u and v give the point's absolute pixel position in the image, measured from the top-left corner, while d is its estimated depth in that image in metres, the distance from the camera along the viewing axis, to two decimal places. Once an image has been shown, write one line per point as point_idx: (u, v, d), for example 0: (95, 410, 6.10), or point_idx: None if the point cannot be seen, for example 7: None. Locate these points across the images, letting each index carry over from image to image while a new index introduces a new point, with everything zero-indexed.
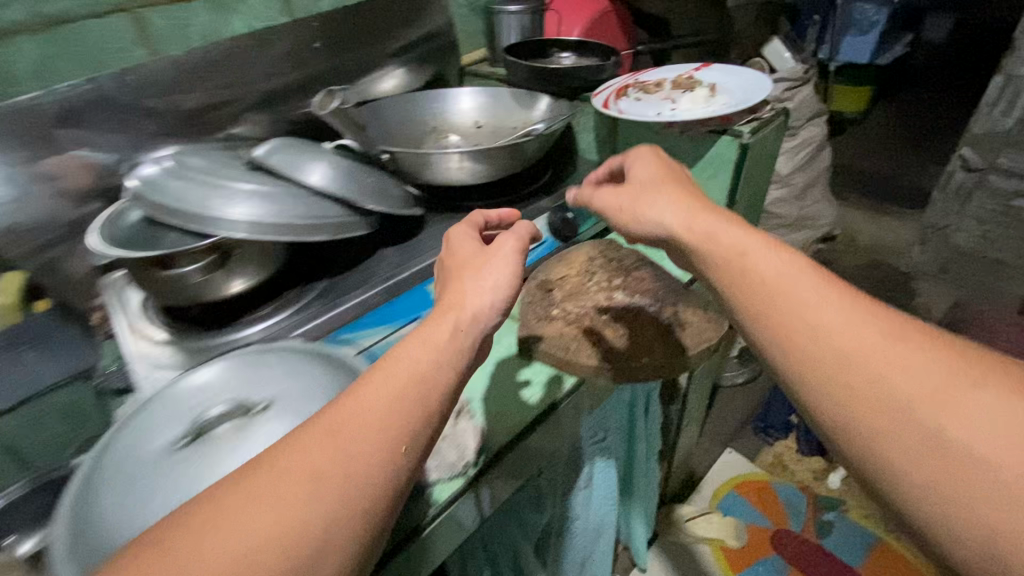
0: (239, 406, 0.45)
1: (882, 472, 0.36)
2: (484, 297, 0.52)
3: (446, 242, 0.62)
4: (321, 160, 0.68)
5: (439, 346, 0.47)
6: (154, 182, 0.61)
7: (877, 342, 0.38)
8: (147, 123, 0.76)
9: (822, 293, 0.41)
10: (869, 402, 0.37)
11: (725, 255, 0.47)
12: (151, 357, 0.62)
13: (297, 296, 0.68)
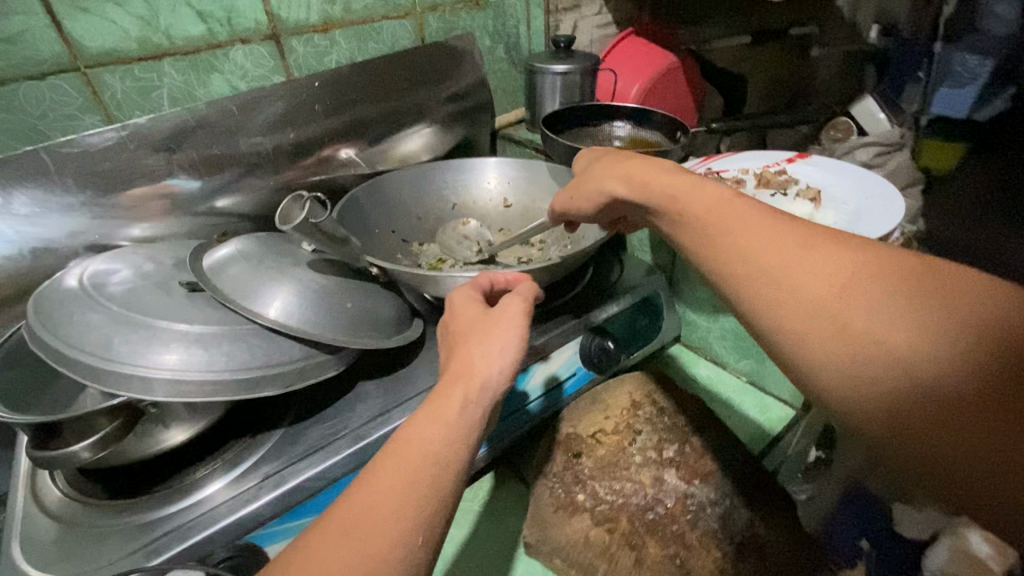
0: None
1: (831, 395, 0.32)
2: (492, 365, 0.42)
3: (446, 305, 0.51)
4: (286, 279, 0.52)
5: (447, 416, 0.38)
6: (51, 311, 0.46)
7: (795, 245, 0.36)
8: (98, 202, 0.62)
9: (752, 218, 0.39)
10: (795, 311, 0.34)
11: (665, 201, 0.46)
12: (35, 534, 0.47)
13: (242, 452, 0.51)
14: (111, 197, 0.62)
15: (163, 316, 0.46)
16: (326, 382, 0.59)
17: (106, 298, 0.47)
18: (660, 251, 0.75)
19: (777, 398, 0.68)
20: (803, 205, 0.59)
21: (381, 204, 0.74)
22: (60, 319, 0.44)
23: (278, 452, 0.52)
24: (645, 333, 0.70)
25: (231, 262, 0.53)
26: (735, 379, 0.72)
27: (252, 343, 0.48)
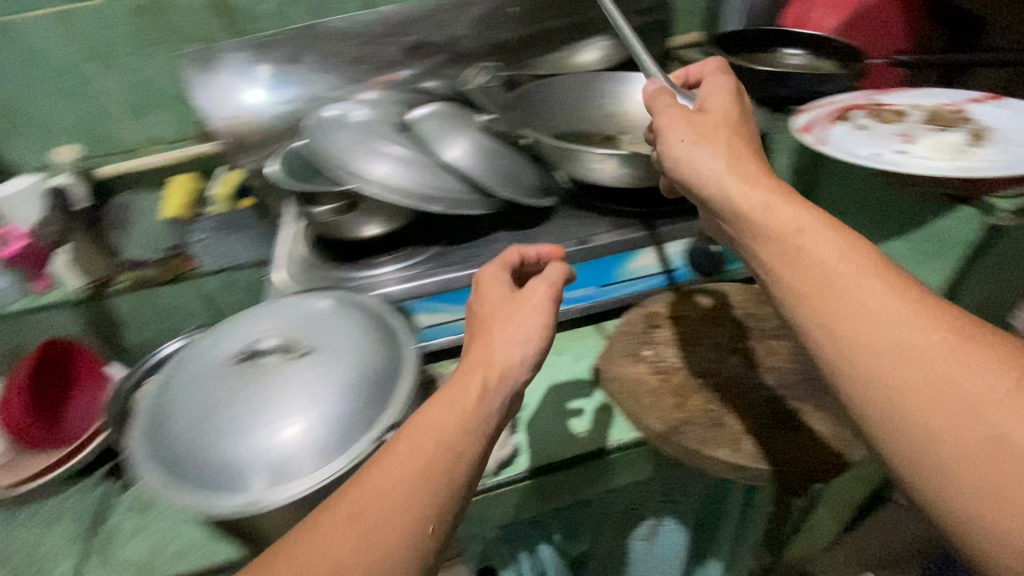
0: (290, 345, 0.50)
1: (948, 506, 0.32)
2: (513, 349, 0.45)
3: (474, 286, 0.55)
4: (462, 134, 0.69)
5: (467, 409, 0.41)
6: (320, 127, 0.70)
7: (949, 351, 0.34)
8: (351, 68, 0.88)
9: (881, 288, 0.37)
10: (924, 404, 0.34)
11: (783, 233, 0.42)
12: (283, 262, 0.73)
13: (411, 252, 0.72)
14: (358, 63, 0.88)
15: (382, 142, 0.67)
16: (474, 226, 0.76)
17: (349, 125, 0.70)
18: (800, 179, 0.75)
19: None
20: (959, 138, 0.57)
21: (546, 103, 0.87)
22: (326, 133, 0.69)
23: (430, 259, 0.71)
24: None
25: (430, 116, 0.71)
26: None
27: (431, 173, 0.66)
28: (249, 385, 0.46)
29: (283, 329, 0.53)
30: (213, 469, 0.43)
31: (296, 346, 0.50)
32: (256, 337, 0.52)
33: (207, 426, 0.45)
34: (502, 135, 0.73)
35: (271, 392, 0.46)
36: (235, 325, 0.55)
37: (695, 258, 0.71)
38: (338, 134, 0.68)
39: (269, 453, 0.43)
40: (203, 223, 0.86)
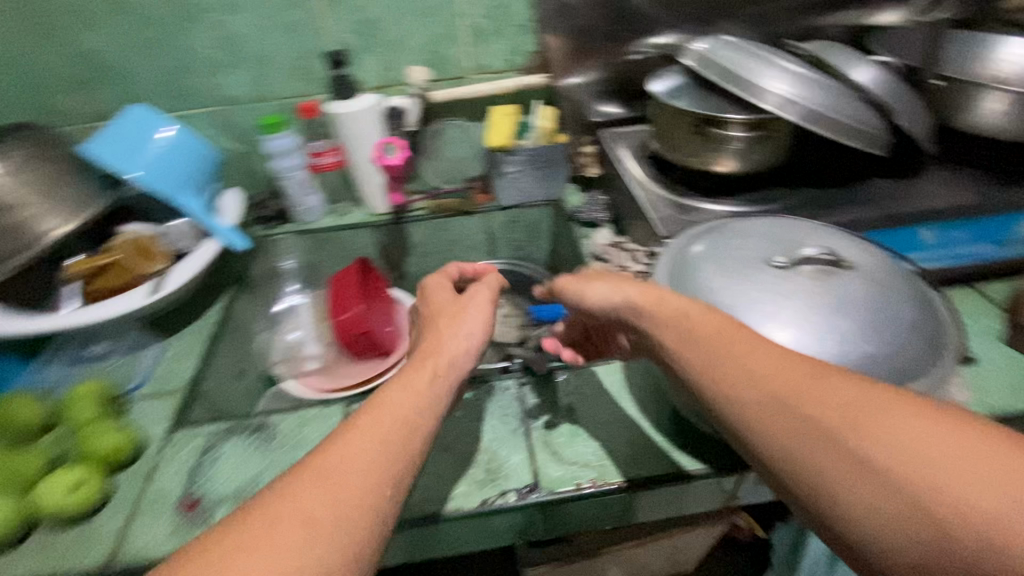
0: (829, 258, 0.48)
1: (848, 519, 0.31)
2: (461, 344, 0.48)
3: (420, 291, 0.57)
4: (876, 70, 0.65)
5: (438, 352, 0.47)
6: (717, 52, 0.68)
7: (752, 359, 0.38)
8: (685, 12, 0.85)
9: (746, 339, 0.39)
10: (789, 434, 0.34)
11: (661, 305, 0.44)
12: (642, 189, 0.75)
13: (775, 197, 0.70)
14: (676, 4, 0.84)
15: (797, 69, 0.64)
16: (839, 176, 0.73)
17: (747, 51, 0.68)
18: None
19: None
20: None
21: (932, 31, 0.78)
22: (721, 53, 0.68)
23: (806, 203, 0.69)
24: None
25: (832, 52, 0.69)
26: None
27: (844, 95, 0.63)
28: (810, 286, 0.45)
29: (803, 245, 0.51)
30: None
31: (841, 260, 0.48)
32: (773, 244, 0.51)
33: (773, 310, 0.44)
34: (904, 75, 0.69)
35: (843, 299, 0.44)
36: (732, 232, 0.54)
37: None
38: (744, 59, 0.66)
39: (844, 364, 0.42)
40: (521, 155, 0.86)
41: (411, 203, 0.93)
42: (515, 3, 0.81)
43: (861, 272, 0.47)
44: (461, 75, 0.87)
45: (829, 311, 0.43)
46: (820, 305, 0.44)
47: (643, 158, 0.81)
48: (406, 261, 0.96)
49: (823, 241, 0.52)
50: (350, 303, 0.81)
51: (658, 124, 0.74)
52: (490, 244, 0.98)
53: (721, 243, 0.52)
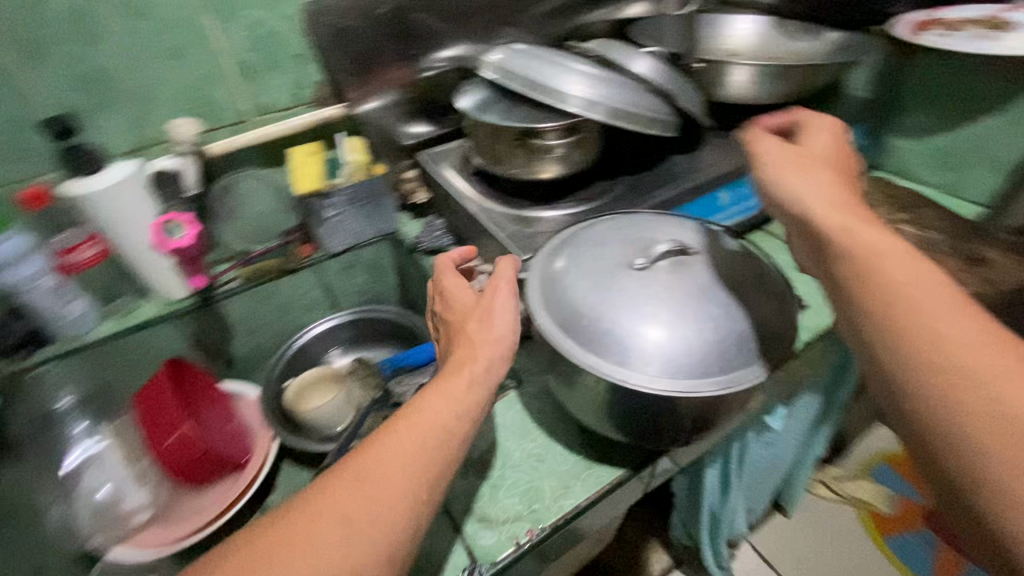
0: (675, 250, 0.54)
1: (986, 477, 0.30)
2: (496, 350, 0.47)
3: (440, 287, 0.55)
4: (651, 60, 0.72)
5: (471, 359, 0.46)
6: (516, 62, 0.69)
7: (920, 280, 0.36)
8: (470, 21, 0.83)
9: (914, 278, 0.37)
10: (946, 376, 0.33)
11: (859, 248, 0.39)
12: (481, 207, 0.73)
13: (600, 190, 0.75)
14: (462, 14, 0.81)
15: (590, 69, 0.68)
16: (645, 158, 0.80)
17: (543, 57, 0.69)
18: (882, 88, 0.89)
19: (968, 202, 0.86)
20: None
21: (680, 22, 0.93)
22: (518, 63, 0.69)
23: (628, 189, 0.75)
24: (862, 152, 0.88)
25: (612, 48, 0.74)
26: (930, 191, 0.89)
27: (635, 88, 0.69)
28: (670, 283, 0.51)
29: (653, 239, 0.57)
30: (669, 357, 0.48)
31: (687, 249, 0.55)
32: (628, 245, 0.56)
33: (647, 314, 0.49)
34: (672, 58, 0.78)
35: (698, 289, 0.51)
36: (587, 239, 0.58)
37: None
38: (542, 66, 0.68)
39: (711, 347, 0.49)
40: (340, 196, 0.77)
41: (220, 275, 0.77)
42: (286, 31, 0.70)
43: (703, 256, 0.55)
44: (239, 119, 0.73)
45: (690, 303, 0.50)
46: (683, 300, 0.50)
47: (470, 175, 0.79)
48: (231, 343, 0.81)
49: (667, 232, 0.59)
50: (168, 428, 0.64)
51: (476, 141, 0.72)
52: (331, 297, 0.87)
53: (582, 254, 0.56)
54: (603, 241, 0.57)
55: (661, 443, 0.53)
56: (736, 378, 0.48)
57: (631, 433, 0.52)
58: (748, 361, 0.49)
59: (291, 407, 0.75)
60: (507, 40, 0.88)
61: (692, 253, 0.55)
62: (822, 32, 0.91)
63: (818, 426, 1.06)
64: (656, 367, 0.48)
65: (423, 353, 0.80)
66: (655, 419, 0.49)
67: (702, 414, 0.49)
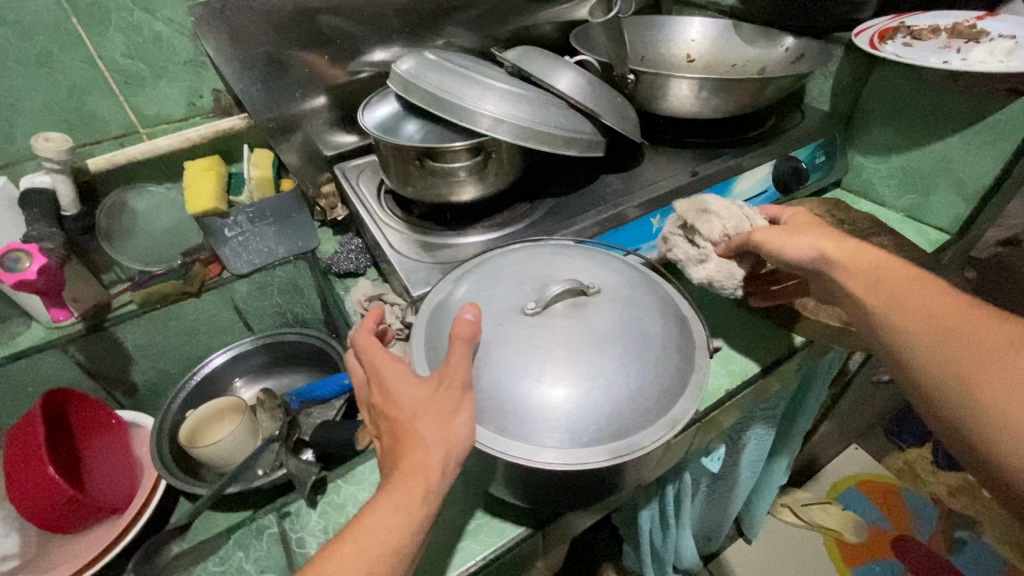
0: (574, 288, 0.47)
1: (981, 424, 0.37)
2: (451, 453, 0.38)
3: (367, 345, 0.42)
4: (575, 71, 0.66)
5: (428, 469, 0.37)
6: (419, 73, 0.62)
7: (885, 275, 0.46)
8: (391, 25, 0.76)
9: (920, 281, 0.44)
10: (951, 353, 0.40)
11: (875, 267, 0.47)
12: (390, 231, 0.67)
13: (517, 216, 0.68)
14: (380, 16, 0.75)
15: (500, 83, 0.62)
16: (576, 178, 0.74)
17: (450, 68, 0.63)
18: (843, 102, 0.82)
19: (933, 226, 0.79)
20: (1005, 43, 0.67)
21: (628, 34, 0.90)
22: (423, 73, 0.62)
23: (552, 214, 0.68)
24: (820, 170, 0.82)
25: (533, 57, 0.67)
26: (893, 214, 0.82)
27: (551, 104, 0.63)
28: (560, 334, 0.44)
29: (553, 275, 0.50)
30: (552, 422, 0.42)
31: (588, 287, 0.48)
32: (522, 284, 0.49)
33: (529, 371, 0.43)
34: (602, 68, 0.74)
35: (592, 339, 0.44)
36: (481, 276, 0.52)
37: (786, 176, 0.76)
38: (447, 78, 0.61)
39: (604, 409, 0.43)
40: (242, 216, 0.73)
41: (114, 297, 0.72)
42: (174, 36, 0.66)
43: (606, 295, 0.48)
44: (127, 131, 0.70)
45: (581, 358, 0.43)
46: (572, 353, 0.44)
47: (384, 194, 0.73)
48: (130, 369, 0.76)
49: (572, 266, 0.52)
50: (37, 468, 0.57)
51: (382, 158, 0.65)
52: (245, 319, 0.82)
53: (473, 297, 0.50)
54: (498, 280, 0.50)
55: (562, 500, 0.49)
56: (626, 444, 0.43)
57: (521, 489, 0.48)
58: (643, 422, 0.44)
59: (185, 445, 0.68)
60: (437, 43, 0.81)
61: (594, 289, 0.48)
62: (783, 37, 0.84)
63: (775, 457, 0.99)
64: (547, 433, 0.43)
65: (335, 385, 0.72)
66: (537, 477, 0.45)
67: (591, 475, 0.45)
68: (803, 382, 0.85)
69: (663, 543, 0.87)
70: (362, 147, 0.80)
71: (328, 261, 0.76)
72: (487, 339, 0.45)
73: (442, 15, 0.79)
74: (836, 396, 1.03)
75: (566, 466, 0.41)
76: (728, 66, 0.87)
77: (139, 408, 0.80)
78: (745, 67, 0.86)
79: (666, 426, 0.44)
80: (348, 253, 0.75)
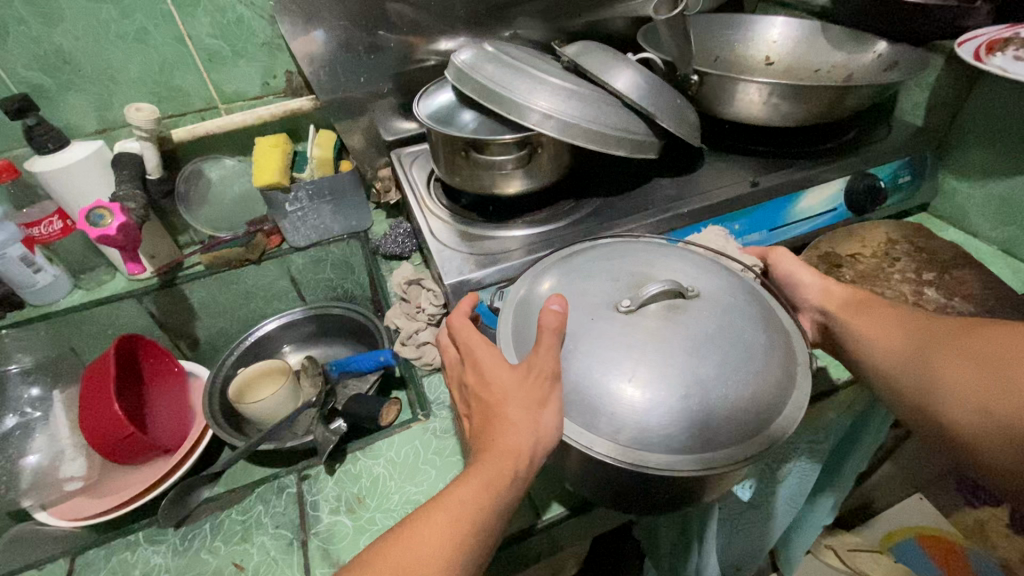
0: (672, 289, 0.43)
1: (947, 437, 0.40)
2: (534, 440, 0.37)
3: (459, 326, 0.43)
4: (634, 69, 0.64)
5: (516, 452, 0.36)
6: (474, 65, 0.63)
7: (865, 314, 0.51)
8: (458, 15, 0.77)
9: (870, 317, 0.50)
10: (903, 378, 0.44)
11: (839, 305, 0.53)
12: (435, 217, 0.69)
13: (558, 214, 0.67)
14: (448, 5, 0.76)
15: (553, 78, 0.61)
16: (627, 179, 0.72)
17: (504, 60, 0.63)
18: (938, 118, 0.74)
19: None
20: None
21: (703, 32, 0.86)
22: (481, 65, 0.63)
23: (596, 214, 0.67)
24: (902, 191, 0.75)
25: (592, 52, 0.66)
26: (986, 246, 0.73)
27: (603, 103, 0.61)
28: (655, 334, 0.40)
29: (650, 274, 0.46)
30: (641, 424, 0.38)
31: (686, 289, 0.43)
32: (616, 279, 0.45)
33: (620, 369, 0.39)
34: (667, 69, 0.71)
35: (691, 344, 0.40)
36: (569, 267, 0.48)
37: (858, 195, 0.70)
38: (500, 70, 0.61)
39: (697, 416, 0.38)
40: (302, 191, 0.76)
41: (186, 258, 0.79)
42: (253, 20, 0.71)
43: (705, 301, 0.44)
44: (208, 106, 0.76)
45: (675, 361, 0.39)
46: (667, 355, 0.39)
47: (434, 183, 0.75)
48: (193, 323, 0.83)
49: (669, 265, 0.47)
50: (105, 405, 0.63)
51: (434, 147, 0.66)
52: (298, 288, 0.87)
53: (561, 286, 0.46)
54: (587, 271, 0.47)
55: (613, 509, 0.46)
56: (716, 453, 0.38)
57: (594, 495, 0.45)
58: (739, 436, 0.39)
59: (233, 401, 0.74)
60: (503, 34, 0.81)
61: (692, 292, 0.43)
62: (874, 43, 0.77)
63: (819, 494, 0.92)
64: (626, 430, 0.38)
65: (372, 360, 0.74)
66: (617, 486, 0.41)
67: (681, 490, 0.40)
68: (858, 418, 0.78)
69: (682, 563, 0.84)
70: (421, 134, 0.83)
71: (377, 240, 0.79)
72: (573, 329, 0.42)
73: (510, 7, 0.79)
74: (898, 438, 0.94)
75: (657, 470, 0.37)
76: (810, 71, 0.81)
77: (199, 360, 0.87)
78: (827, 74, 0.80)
79: (764, 443, 0.39)
80: (395, 234, 0.78)
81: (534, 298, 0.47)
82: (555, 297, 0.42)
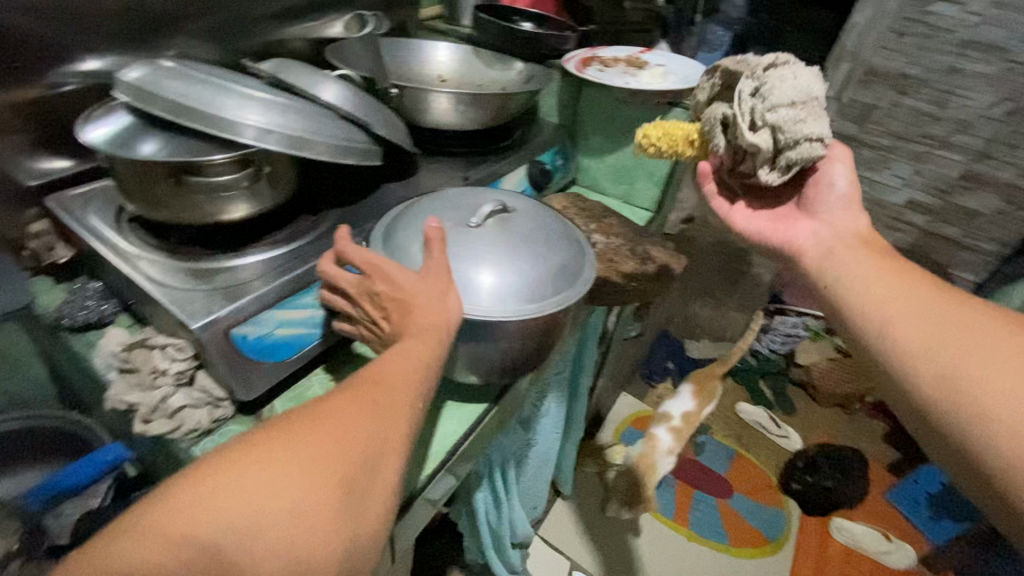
0: (498, 207, 0.59)
1: (924, 393, 0.46)
2: (445, 315, 0.47)
3: (344, 248, 0.50)
4: (339, 83, 0.67)
5: (434, 327, 0.46)
6: (154, 81, 0.56)
7: (878, 261, 0.55)
8: (106, 30, 0.65)
9: (876, 264, 0.55)
10: (901, 327, 0.49)
11: (849, 243, 0.58)
12: (149, 259, 0.58)
13: (301, 231, 0.66)
14: (90, 19, 0.63)
15: (261, 93, 0.59)
16: (358, 188, 0.75)
17: (195, 76, 0.58)
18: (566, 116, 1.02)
19: (641, 208, 1.03)
20: (658, 71, 0.94)
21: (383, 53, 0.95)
22: (163, 82, 0.56)
23: (340, 224, 0.68)
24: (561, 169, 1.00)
25: (291, 68, 0.66)
26: (616, 201, 1.05)
27: (320, 115, 0.62)
28: (499, 235, 0.56)
29: (477, 203, 0.61)
30: (515, 289, 0.53)
31: (507, 206, 0.60)
32: (455, 209, 0.59)
33: (488, 261, 0.53)
34: (365, 84, 0.77)
35: (522, 235, 0.57)
36: (416, 211, 0.60)
37: (537, 177, 0.91)
38: (194, 87, 0.56)
39: (545, 275, 0.55)
40: None
41: None
42: None
43: (520, 212, 0.61)
44: None
45: (519, 249, 0.56)
46: (513, 245, 0.56)
47: (130, 223, 0.62)
48: None
49: (486, 196, 0.63)
50: None
51: (123, 179, 0.56)
52: None
53: (418, 222, 0.57)
54: (435, 208, 0.59)
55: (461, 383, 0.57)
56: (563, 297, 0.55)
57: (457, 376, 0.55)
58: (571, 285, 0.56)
59: None
60: (171, 52, 0.72)
61: (512, 207, 0.61)
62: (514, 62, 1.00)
63: (571, 415, 1.15)
64: (508, 298, 0.52)
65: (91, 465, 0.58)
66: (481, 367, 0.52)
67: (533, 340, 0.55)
68: (579, 343, 1.00)
69: (496, 519, 0.93)
70: (84, 171, 0.68)
71: (55, 309, 0.60)
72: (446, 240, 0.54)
73: (174, 24, 0.71)
74: (603, 353, 1.25)
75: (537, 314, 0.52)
76: (477, 84, 1.00)
77: None
78: (489, 86, 1.00)
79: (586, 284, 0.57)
80: (81, 299, 0.61)
81: (395, 236, 0.56)
82: (430, 219, 0.54)
